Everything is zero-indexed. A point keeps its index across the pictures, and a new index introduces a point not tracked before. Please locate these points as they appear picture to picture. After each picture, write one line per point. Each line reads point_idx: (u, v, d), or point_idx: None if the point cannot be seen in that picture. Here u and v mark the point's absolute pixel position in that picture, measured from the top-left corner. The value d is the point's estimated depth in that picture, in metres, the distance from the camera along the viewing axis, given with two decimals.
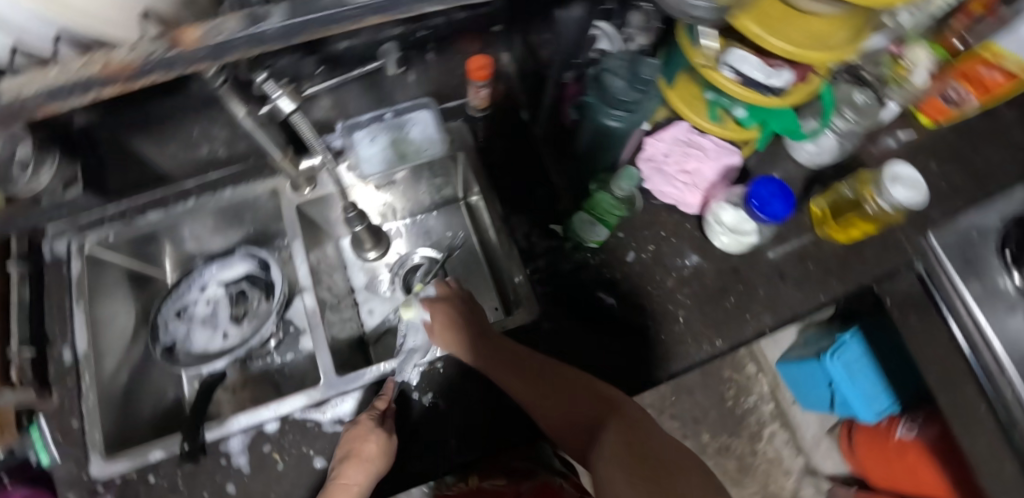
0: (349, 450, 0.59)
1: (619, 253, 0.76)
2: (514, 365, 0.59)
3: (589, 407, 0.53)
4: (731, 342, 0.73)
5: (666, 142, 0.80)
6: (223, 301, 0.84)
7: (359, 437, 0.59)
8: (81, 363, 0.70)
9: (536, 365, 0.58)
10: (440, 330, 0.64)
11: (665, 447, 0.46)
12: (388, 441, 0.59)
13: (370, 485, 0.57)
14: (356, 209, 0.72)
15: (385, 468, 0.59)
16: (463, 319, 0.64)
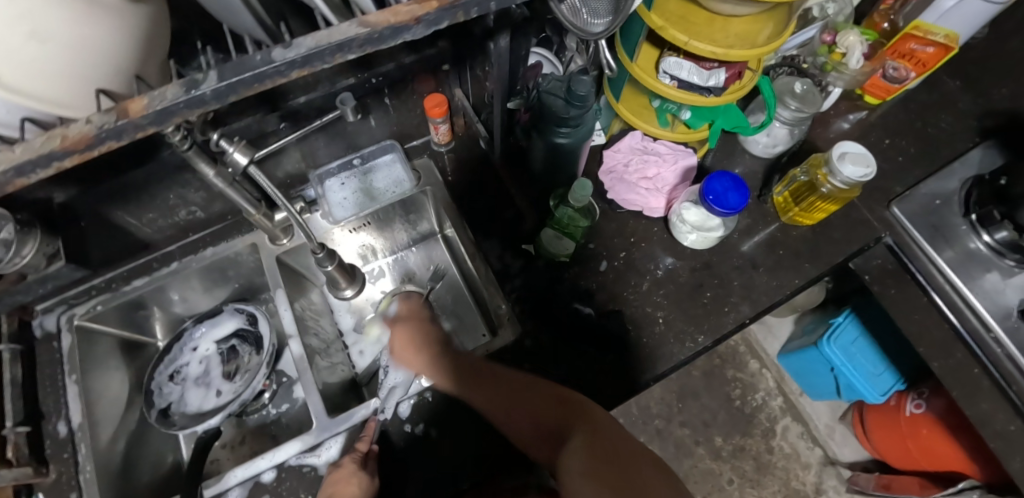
0: (331, 494, 0.58)
1: (593, 263, 0.78)
2: (477, 379, 0.60)
3: (551, 411, 0.54)
4: (713, 336, 0.75)
5: (624, 152, 0.84)
6: (214, 359, 0.85)
7: (342, 480, 0.59)
8: (78, 434, 0.71)
9: (497, 375, 0.60)
10: (404, 341, 0.66)
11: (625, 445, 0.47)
12: (370, 482, 0.59)
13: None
14: (324, 249, 0.75)
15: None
16: (424, 336, 0.66)
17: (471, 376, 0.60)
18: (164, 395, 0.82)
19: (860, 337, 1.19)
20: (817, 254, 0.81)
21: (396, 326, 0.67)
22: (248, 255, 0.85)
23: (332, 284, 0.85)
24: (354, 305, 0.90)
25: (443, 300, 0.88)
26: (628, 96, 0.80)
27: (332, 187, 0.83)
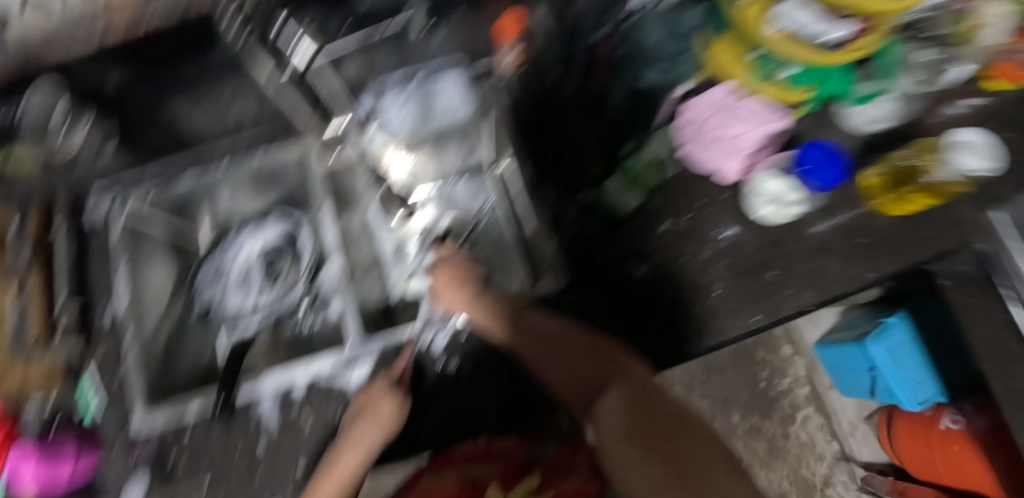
0: (364, 407, 0.61)
1: (652, 223, 0.73)
2: (531, 331, 0.57)
3: (591, 366, 0.49)
4: (774, 319, 0.68)
5: (705, 106, 0.77)
6: (256, 265, 0.86)
7: (375, 396, 0.61)
8: (122, 320, 0.73)
9: (549, 331, 0.56)
10: (451, 290, 0.65)
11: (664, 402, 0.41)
12: (401, 402, 0.61)
13: (382, 441, 0.59)
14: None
15: (396, 429, 0.61)
16: (468, 281, 0.65)
17: (524, 327, 0.58)
18: (210, 293, 0.84)
19: (910, 343, 1.13)
20: (929, 244, 0.66)
21: (439, 267, 0.69)
22: (295, 168, 0.81)
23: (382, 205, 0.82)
24: (398, 231, 0.82)
25: (490, 238, 0.82)
26: (730, 44, 0.78)
27: (390, 100, 0.81)
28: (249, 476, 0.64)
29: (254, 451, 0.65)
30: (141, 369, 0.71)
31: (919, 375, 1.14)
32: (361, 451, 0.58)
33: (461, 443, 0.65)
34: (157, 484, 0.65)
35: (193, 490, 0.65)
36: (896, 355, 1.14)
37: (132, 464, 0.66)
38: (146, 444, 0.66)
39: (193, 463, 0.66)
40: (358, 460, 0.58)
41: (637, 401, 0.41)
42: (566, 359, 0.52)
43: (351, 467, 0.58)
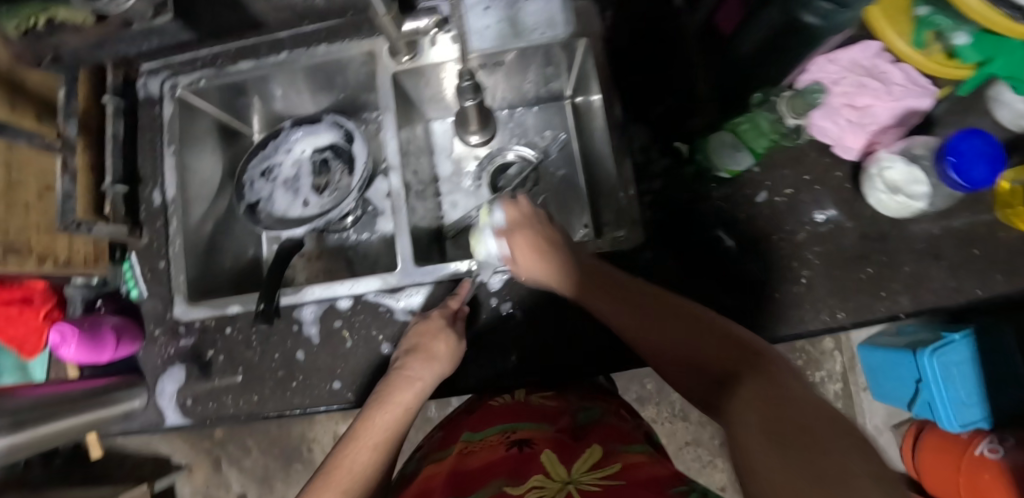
0: (417, 344, 0.57)
1: (749, 191, 0.65)
2: (611, 285, 0.49)
3: (706, 344, 0.40)
4: (857, 318, 0.62)
5: (841, 67, 0.66)
6: (306, 167, 0.79)
7: (429, 333, 0.57)
8: (169, 207, 0.69)
9: (641, 289, 0.48)
10: (523, 255, 0.53)
11: (800, 406, 0.31)
12: (459, 342, 0.57)
13: (435, 381, 0.55)
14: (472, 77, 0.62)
15: (450, 369, 0.57)
16: (549, 237, 0.53)
17: (595, 281, 0.50)
18: (254, 190, 0.77)
19: (971, 364, 0.91)
20: None
21: (512, 235, 0.54)
22: (360, 65, 0.74)
23: (461, 124, 0.75)
24: (457, 153, 0.82)
25: (553, 177, 0.79)
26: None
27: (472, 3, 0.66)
28: (283, 381, 0.63)
29: (291, 358, 0.64)
30: (185, 258, 0.68)
31: (968, 396, 0.93)
32: (415, 390, 0.54)
33: (496, 396, 0.62)
34: (196, 374, 0.65)
35: (227, 386, 0.64)
36: (952, 376, 0.91)
37: (173, 350, 0.66)
38: (186, 332, 0.66)
39: (229, 359, 0.65)
40: (411, 402, 0.53)
41: (766, 402, 0.32)
42: (667, 331, 0.43)
43: (404, 406, 0.53)
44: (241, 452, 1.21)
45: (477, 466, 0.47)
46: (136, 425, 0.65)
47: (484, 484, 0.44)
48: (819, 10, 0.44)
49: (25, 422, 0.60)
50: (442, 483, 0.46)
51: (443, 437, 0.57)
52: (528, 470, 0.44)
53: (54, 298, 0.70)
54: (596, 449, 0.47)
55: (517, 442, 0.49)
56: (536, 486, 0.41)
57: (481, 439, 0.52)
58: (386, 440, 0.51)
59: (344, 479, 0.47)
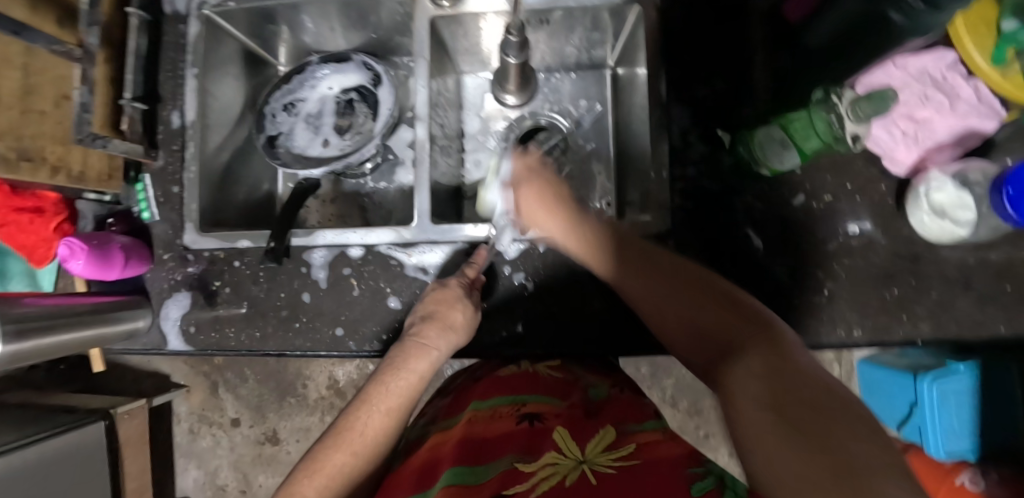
0: (433, 312, 0.55)
1: (786, 193, 0.62)
2: (633, 255, 0.46)
3: (710, 315, 0.38)
4: (874, 338, 0.60)
5: (908, 73, 0.62)
6: (330, 106, 0.77)
7: (447, 303, 0.56)
8: (188, 131, 0.67)
9: (654, 255, 0.46)
10: (531, 206, 0.51)
11: (814, 383, 0.29)
12: (474, 313, 0.57)
13: (448, 350, 0.55)
14: (521, 32, 0.58)
15: (464, 339, 0.57)
16: (558, 193, 0.51)
17: (617, 243, 0.48)
18: (275, 123, 0.75)
19: (970, 395, 0.90)
20: None
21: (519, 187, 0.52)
22: (398, 4, 0.70)
23: (500, 83, 0.72)
24: (486, 112, 0.79)
25: (581, 149, 0.76)
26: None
27: None
28: (285, 321, 0.63)
29: (295, 299, 0.63)
30: (200, 187, 0.67)
31: (959, 425, 0.92)
32: (430, 359, 0.53)
33: (502, 366, 0.59)
34: (200, 303, 0.65)
35: (230, 319, 0.64)
36: (946, 403, 0.91)
37: (180, 276, 0.65)
38: (195, 261, 0.65)
39: (234, 292, 0.64)
40: (425, 370, 0.53)
41: (776, 374, 0.30)
42: (675, 301, 0.41)
43: (418, 374, 0.53)
44: (238, 380, 1.24)
45: (485, 440, 0.47)
46: (138, 347, 0.65)
47: (496, 458, 0.44)
48: (907, 9, 0.41)
49: (28, 331, 0.60)
50: (448, 454, 0.46)
51: (450, 404, 0.57)
52: (537, 447, 0.44)
53: (66, 211, 0.67)
54: (610, 427, 0.46)
55: (526, 417, 0.49)
56: (550, 463, 0.41)
57: (489, 409, 0.51)
58: (400, 406, 0.51)
59: (360, 441, 0.48)
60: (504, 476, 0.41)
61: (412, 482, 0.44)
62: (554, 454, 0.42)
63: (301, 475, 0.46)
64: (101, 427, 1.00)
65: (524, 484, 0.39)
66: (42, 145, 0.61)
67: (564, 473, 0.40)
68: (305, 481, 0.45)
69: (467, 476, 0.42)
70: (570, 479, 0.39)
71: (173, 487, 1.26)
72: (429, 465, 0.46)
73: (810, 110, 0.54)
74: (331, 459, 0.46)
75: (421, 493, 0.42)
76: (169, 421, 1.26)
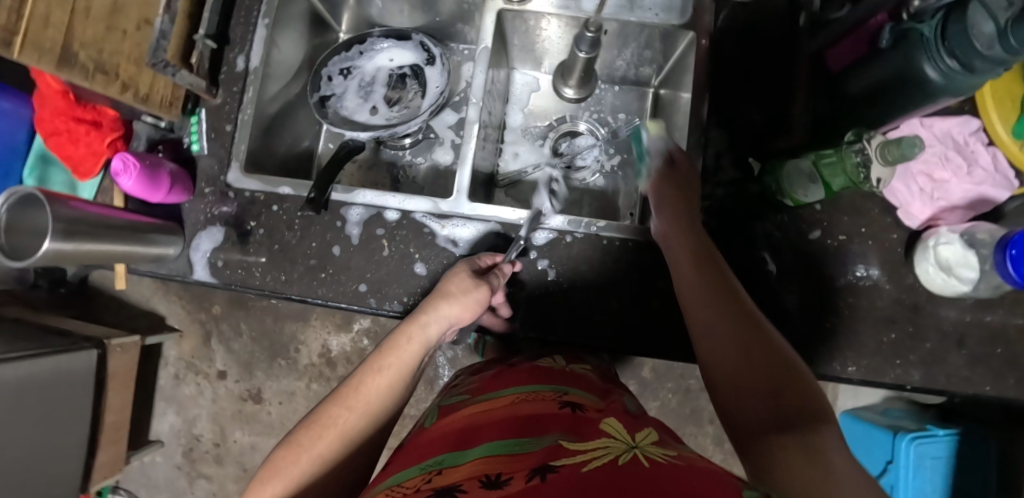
0: (437, 289, 0.58)
1: (805, 227, 0.65)
2: (720, 289, 0.48)
3: (783, 378, 0.41)
4: (866, 375, 0.63)
5: (933, 134, 0.66)
6: (384, 77, 0.80)
7: (451, 277, 0.59)
8: (250, 76, 0.70)
9: (753, 314, 0.46)
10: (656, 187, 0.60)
11: (861, 488, 0.32)
12: (477, 286, 0.57)
13: (449, 319, 0.56)
14: (596, 30, 0.61)
15: (466, 313, 0.57)
16: (681, 191, 0.59)
17: (714, 273, 0.50)
18: (330, 85, 0.78)
19: (945, 460, 0.93)
20: None
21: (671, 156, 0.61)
22: None
23: (562, 75, 0.76)
24: (531, 108, 0.82)
25: (614, 157, 0.80)
26: (1014, 74, 0.65)
27: None
28: (312, 271, 0.65)
29: (327, 250, 0.66)
30: (252, 130, 0.69)
31: (930, 488, 0.93)
32: (428, 325, 0.54)
33: (539, 358, 0.63)
34: (232, 240, 0.67)
35: (260, 260, 0.66)
36: (921, 465, 0.92)
37: (216, 212, 0.68)
38: (235, 199, 0.68)
39: (268, 234, 0.66)
40: (425, 337, 0.54)
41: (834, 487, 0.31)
42: (763, 361, 0.42)
43: (421, 339, 0.54)
44: (232, 333, 1.24)
45: (530, 416, 0.47)
46: (163, 271, 0.67)
47: (543, 432, 0.44)
48: (943, 68, 0.45)
49: (75, 233, 0.60)
50: (491, 423, 0.47)
51: (483, 385, 0.58)
52: (584, 432, 0.43)
53: (122, 129, 0.70)
54: (652, 432, 0.45)
55: (568, 404, 0.49)
56: (602, 447, 0.40)
57: (533, 392, 0.52)
58: (398, 368, 0.51)
59: (356, 397, 0.48)
60: (550, 447, 0.41)
61: (450, 442, 0.46)
62: (606, 439, 0.42)
63: (300, 429, 0.46)
64: (93, 355, 1.00)
65: (572, 459, 0.38)
66: (117, 61, 0.62)
67: (616, 455, 0.39)
68: (306, 432, 0.46)
69: (522, 443, 0.42)
70: (623, 459, 0.38)
71: (148, 429, 1.26)
72: (469, 430, 0.47)
73: (841, 150, 0.57)
74: (331, 411, 0.47)
75: (459, 453, 0.44)
76: (157, 363, 1.26)
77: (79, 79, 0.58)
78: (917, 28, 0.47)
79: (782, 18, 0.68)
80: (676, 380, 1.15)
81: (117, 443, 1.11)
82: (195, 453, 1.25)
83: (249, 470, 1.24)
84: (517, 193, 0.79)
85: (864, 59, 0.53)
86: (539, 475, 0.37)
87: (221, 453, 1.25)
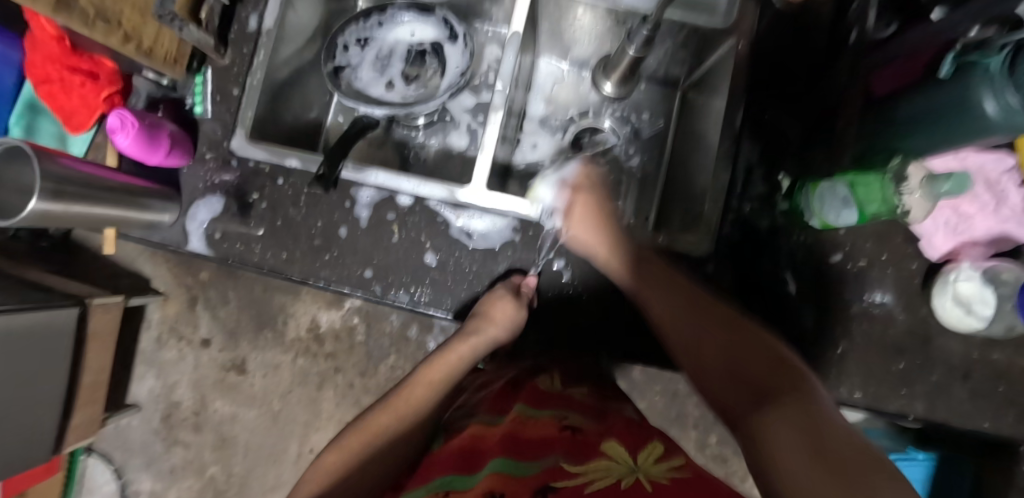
0: (479, 310, 0.59)
1: (826, 249, 0.64)
2: (672, 283, 0.50)
3: (749, 354, 0.40)
4: (870, 403, 0.63)
5: (967, 166, 0.64)
6: (402, 52, 0.76)
7: (490, 299, 0.59)
8: (262, 38, 0.66)
9: (703, 300, 0.47)
10: (580, 217, 0.55)
11: (840, 429, 0.31)
12: (519, 309, 0.58)
13: (488, 339, 0.59)
14: (654, 25, 0.56)
15: (507, 333, 0.59)
16: (608, 213, 0.55)
17: (672, 285, 0.50)
18: (345, 55, 0.73)
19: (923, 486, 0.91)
20: None
21: (574, 195, 0.56)
22: None
23: (604, 68, 0.73)
24: (555, 99, 0.79)
25: (635, 158, 0.77)
26: None
27: None
28: (315, 251, 0.62)
29: (331, 232, 0.62)
30: (260, 96, 0.65)
31: None
32: (469, 343, 0.59)
33: (536, 375, 0.59)
34: (232, 212, 0.63)
35: (259, 235, 0.63)
36: None
37: (217, 181, 0.64)
38: (237, 168, 0.64)
39: (270, 208, 0.63)
40: (467, 353, 0.60)
41: (812, 428, 0.31)
42: (719, 342, 0.43)
43: (462, 355, 0.60)
44: (219, 301, 1.20)
45: (532, 438, 0.45)
46: (156, 238, 0.64)
47: (542, 455, 0.42)
48: (1003, 104, 0.43)
49: (65, 194, 0.56)
50: (495, 444, 0.46)
51: (496, 398, 0.57)
52: (586, 452, 0.42)
53: (120, 83, 0.66)
54: (658, 444, 0.43)
55: (569, 424, 0.47)
56: (603, 467, 0.39)
57: (535, 414, 0.50)
58: (441, 380, 0.59)
59: (403, 406, 0.56)
60: (551, 470, 0.40)
61: (456, 463, 0.46)
62: (607, 460, 0.40)
63: (350, 433, 0.55)
64: (73, 314, 0.95)
65: (573, 481, 0.38)
66: (121, 11, 0.57)
67: (618, 478, 0.38)
68: (353, 436, 0.54)
69: (515, 465, 0.41)
70: (625, 483, 0.37)
71: (126, 391, 1.22)
72: (474, 453, 0.46)
73: (883, 178, 0.56)
74: (377, 419, 0.55)
75: (469, 476, 0.43)
76: (140, 325, 1.22)
77: (78, 25, 0.52)
78: (982, 62, 0.44)
79: (827, 32, 0.65)
80: (665, 382, 1.14)
81: (93, 404, 1.07)
82: (173, 419, 1.22)
83: (227, 440, 1.21)
84: (531, 185, 0.76)
85: (922, 84, 0.50)
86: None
87: (199, 421, 1.22)
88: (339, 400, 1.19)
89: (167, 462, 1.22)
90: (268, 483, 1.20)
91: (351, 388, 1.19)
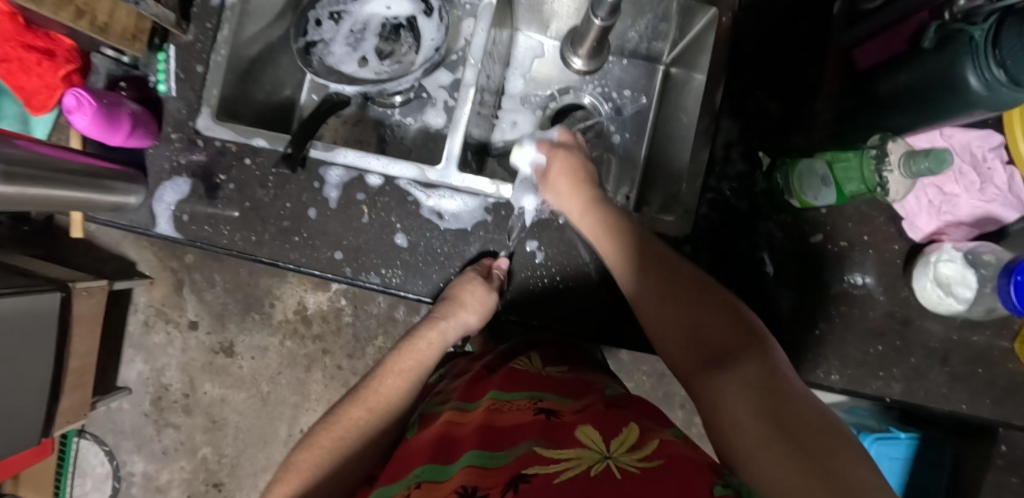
0: (451, 295, 0.59)
1: (807, 230, 0.63)
2: (641, 241, 0.50)
3: (717, 320, 0.43)
4: (847, 385, 0.62)
5: (951, 145, 0.63)
6: (376, 27, 0.73)
7: (462, 285, 0.58)
8: (226, 12, 0.63)
9: (671, 258, 0.49)
10: (558, 175, 0.56)
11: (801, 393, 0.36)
12: (489, 293, 0.58)
13: (460, 325, 0.59)
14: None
15: (478, 319, 0.60)
16: (587, 173, 0.56)
17: (640, 243, 0.50)
18: (318, 30, 0.71)
19: (901, 464, 0.88)
20: None
21: (551, 154, 0.57)
22: None
23: (571, 42, 0.70)
24: (534, 75, 0.77)
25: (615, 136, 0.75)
26: None
27: None
28: (284, 234, 0.61)
29: (300, 214, 0.61)
30: (225, 74, 0.63)
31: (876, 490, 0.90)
32: (439, 328, 0.59)
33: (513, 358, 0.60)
34: (199, 194, 0.62)
35: (228, 216, 0.61)
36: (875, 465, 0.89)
37: (184, 161, 0.62)
38: (203, 149, 0.62)
39: (238, 190, 0.62)
40: (439, 338, 0.60)
41: (783, 396, 0.35)
42: (684, 304, 0.45)
43: (438, 341, 0.60)
44: (205, 284, 1.20)
45: (504, 425, 0.45)
46: (124, 221, 0.63)
47: (514, 444, 0.41)
48: (988, 77, 0.42)
49: (18, 177, 0.55)
50: (469, 433, 0.45)
51: (468, 386, 0.56)
52: (558, 439, 0.40)
53: (78, 61, 0.63)
54: (634, 429, 0.41)
55: (543, 410, 0.46)
56: (574, 456, 0.36)
57: (508, 400, 0.50)
58: (413, 368, 0.58)
59: (375, 398, 0.55)
60: (522, 458, 0.38)
61: (429, 453, 0.45)
62: (580, 448, 0.38)
63: (320, 430, 0.53)
64: (56, 298, 0.94)
65: (546, 467, 0.36)
66: None
67: (588, 466, 0.35)
68: (324, 433, 0.52)
69: (489, 457, 0.40)
70: (595, 470, 0.34)
71: (116, 374, 1.23)
72: (447, 441, 0.46)
73: (861, 155, 0.56)
74: (349, 413, 0.54)
75: (444, 466, 0.42)
76: (127, 308, 1.22)
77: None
78: (968, 31, 0.43)
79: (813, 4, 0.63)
80: (652, 363, 1.13)
81: (81, 388, 1.07)
82: (163, 401, 1.23)
83: (218, 422, 1.22)
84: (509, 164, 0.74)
85: (907, 57, 0.49)
86: (513, 487, 0.34)
87: (189, 403, 1.22)
88: (327, 382, 1.20)
89: (159, 444, 1.23)
90: (259, 463, 1.22)
91: (340, 370, 1.19)
